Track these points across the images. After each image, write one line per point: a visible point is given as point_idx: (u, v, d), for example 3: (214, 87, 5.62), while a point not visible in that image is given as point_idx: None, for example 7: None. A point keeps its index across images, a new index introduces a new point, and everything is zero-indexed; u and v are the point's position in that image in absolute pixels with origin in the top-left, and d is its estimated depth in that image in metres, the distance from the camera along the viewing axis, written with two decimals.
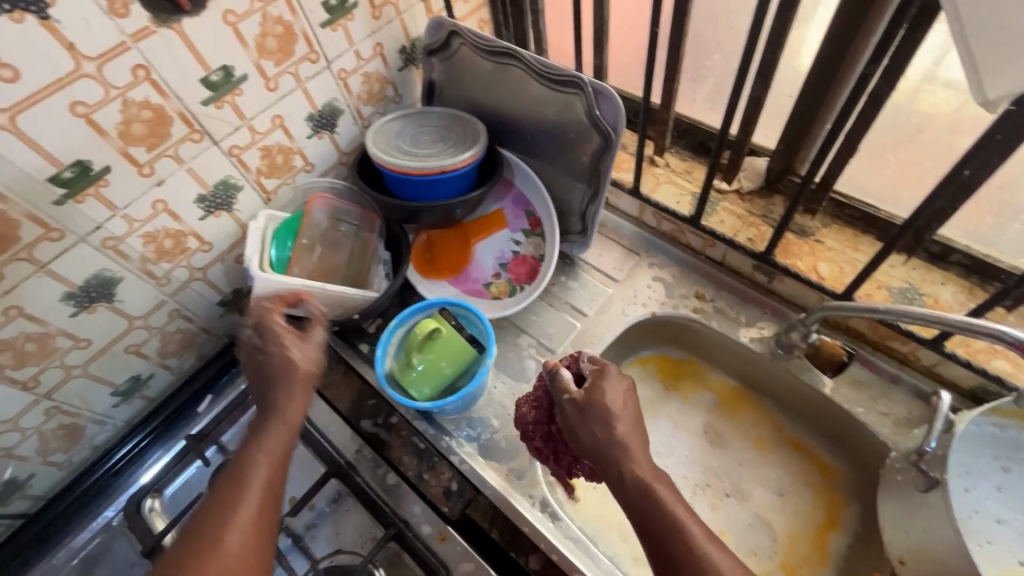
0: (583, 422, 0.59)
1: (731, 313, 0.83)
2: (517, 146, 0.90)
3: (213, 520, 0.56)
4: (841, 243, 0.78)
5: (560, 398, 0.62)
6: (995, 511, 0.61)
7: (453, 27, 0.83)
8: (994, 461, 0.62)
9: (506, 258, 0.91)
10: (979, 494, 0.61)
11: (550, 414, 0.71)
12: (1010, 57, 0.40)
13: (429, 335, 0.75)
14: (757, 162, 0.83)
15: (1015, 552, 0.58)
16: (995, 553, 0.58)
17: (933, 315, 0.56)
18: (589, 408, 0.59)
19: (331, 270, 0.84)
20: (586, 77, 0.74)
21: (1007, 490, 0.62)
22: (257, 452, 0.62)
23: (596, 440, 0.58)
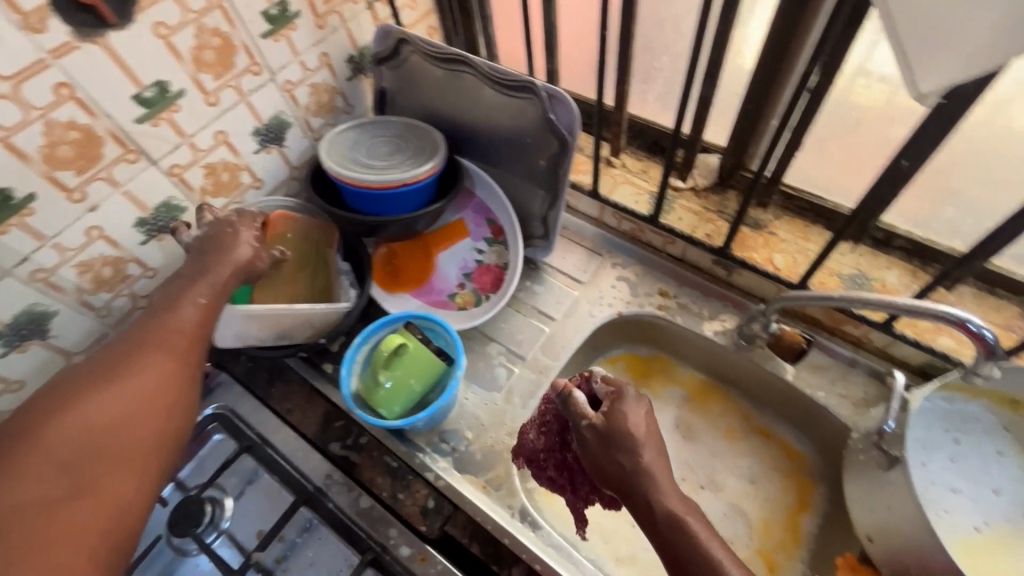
0: (604, 451, 0.57)
1: (694, 308, 0.85)
2: (474, 154, 0.89)
3: (132, 350, 0.55)
4: (793, 235, 0.80)
5: (580, 425, 0.60)
6: (950, 481, 0.64)
7: (401, 35, 0.81)
8: (946, 433, 0.66)
9: (470, 267, 0.90)
10: (934, 466, 0.64)
11: (562, 441, 0.67)
12: (941, 52, 0.42)
13: (395, 351, 0.71)
14: (709, 159, 0.85)
15: (970, 519, 0.62)
16: (950, 521, 0.61)
17: (883, 300, 0.58)
18: (610, 435, 0.57)
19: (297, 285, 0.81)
20: (540, 81, 0.74)
21: (960, 460, 0.65)
22: (183, 295, 0.61)
23: (622, 473, 0.56)
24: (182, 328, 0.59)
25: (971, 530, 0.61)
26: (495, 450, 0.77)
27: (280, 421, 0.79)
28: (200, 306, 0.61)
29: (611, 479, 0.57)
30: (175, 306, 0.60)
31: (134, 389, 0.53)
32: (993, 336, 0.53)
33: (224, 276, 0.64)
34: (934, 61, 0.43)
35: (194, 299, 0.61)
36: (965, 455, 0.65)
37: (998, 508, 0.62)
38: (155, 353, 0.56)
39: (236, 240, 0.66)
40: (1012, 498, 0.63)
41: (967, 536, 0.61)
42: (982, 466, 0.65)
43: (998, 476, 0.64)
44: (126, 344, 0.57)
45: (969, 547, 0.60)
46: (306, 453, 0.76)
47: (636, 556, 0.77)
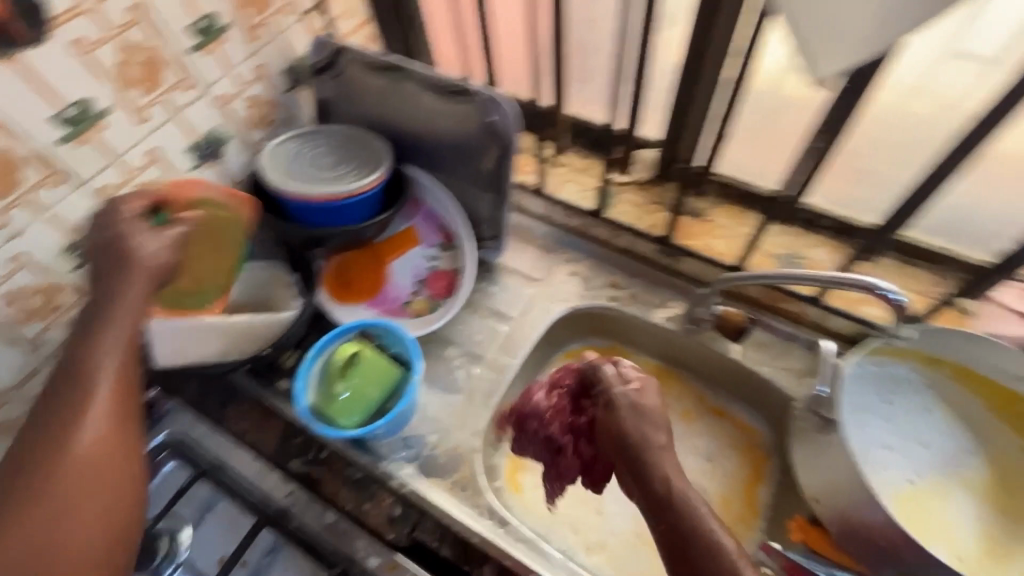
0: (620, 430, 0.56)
1: (644, 297, 0.87)
2: (419, 161, 0.90)
3: (49, 430, 0.49)
4: (729, 220, 0.85)
5: (611, 401, 0.58)
6: (884, 440, 0.68)
7: (338, 46, 0.81)
8: (880, 397, 0.70)
9: (423, 274, 0.90)
10: (870, 428, 0.69)
11: (574, 410, 0.65)
12: (836, 40, 0.47)
13: (350, 360, 0.71)
14: (647, 153, 0.88)
15: (904, 473, 0.66)
16: (884, 476, 0.66)
17: (805, 274, 0.63)
18: (631, 417, 0.56)
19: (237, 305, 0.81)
20: (478, 86, 0.76)
21: (893, 421, 0.69)
22: (89, 347, 0.53)
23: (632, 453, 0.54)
24: (103, 385, 0.52)
25: (904, 483, 0.66)
26: (459, 452, 0.77)
27: (236, 443, 0.77)
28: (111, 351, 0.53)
29: (621, 460, 0.55)
30: (87, 363, 0.52)
31: (60, 477, 0.47)
32: (900, 298, 0.59)
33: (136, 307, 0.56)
34: (832, 49, 0.48)
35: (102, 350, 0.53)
36: (901, 415, 0.69)
37: (927, 463, 0.67)
38: (76, 424, 0.49)
39: (139, 245, 0.59)
40: (942, 454, 0.68)
41: (900, 489, 0.66)
42: (916, 424, 0.69)
43: (929, 432, 0.69)
44: (43, 420, 0.50)
45: (900, 498, 0.65)
46: (264, 471, 0.74)
47: (606, 542, 0.78)
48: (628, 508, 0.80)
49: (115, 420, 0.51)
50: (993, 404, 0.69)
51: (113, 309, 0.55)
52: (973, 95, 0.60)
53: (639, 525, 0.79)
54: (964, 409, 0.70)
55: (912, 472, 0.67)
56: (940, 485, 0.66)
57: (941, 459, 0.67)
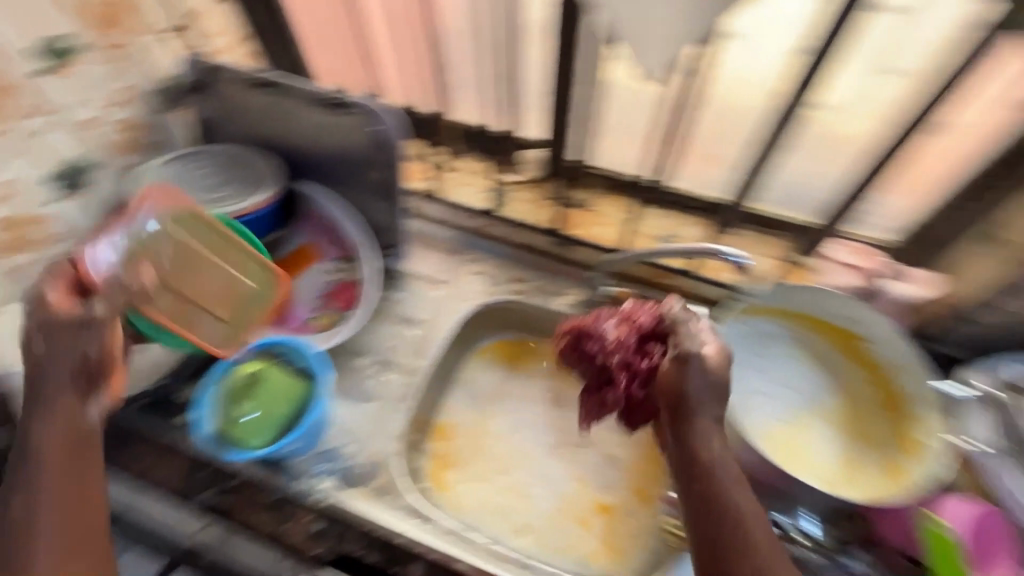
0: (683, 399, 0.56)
1: (549, 288, 0.93)
2: (311, 176, 0.89)
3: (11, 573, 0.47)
4: (610, 208, 0.93)
5: (684, 360, 0.57)
6: (758, 386, 0.77)
7: (211, 64, 0.80)
8: (754, 350, 0.78)
9: (328, 288, 0.90)
10: (747, 380, 0.77)
11: (638, 350, 0.67)
12: None
13: (256, 378, 0.72)
14: (529, 153, 0.92)
15: (773, 413, 0.75)
16: (753, 415, 0.74)
17: (664, 249, 0.72)
18: (688, 388, 0.56)
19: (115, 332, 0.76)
20: (357, 98, 0.78)
21: (764, 365, 0.78)
22: (27, 475, 0.51)
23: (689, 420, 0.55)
24: (52, 518, 0.50)
25: (769, 419, 0.75)
26: (378, 458, 0.78)
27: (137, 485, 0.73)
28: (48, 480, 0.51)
29: (680, 422, 0.56)
30: (23, 506, 0.50)
31: None
32: (738, 256, 0.68)
33: (71, 429, 0.53)
34: None
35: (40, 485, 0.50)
36: (766, 361, 0.78)
37: (786, 401, 0.77)
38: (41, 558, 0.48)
39: (62, 343, 0.54)
40: (797, 392, 0.78)
41: (766, 424, 0.74)
42: (778, 369, 0.78)
43: (788, 374, 0.78)
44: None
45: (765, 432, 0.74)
46: None
47: (532, 524, 0.81)
48: (549, 489, 0.84)
49: (73, 555, 0.49)
50: (841, 347, 0.78)
51: (43, 424, 0.53)
52: (785, 83, 0.70)
53: (560, 502, 0.83)
54: (817, 353, 0.79)
55: (775, 409, 0.76)
56: (796, 418, 0.76)
57: (796, 396, 0.77)
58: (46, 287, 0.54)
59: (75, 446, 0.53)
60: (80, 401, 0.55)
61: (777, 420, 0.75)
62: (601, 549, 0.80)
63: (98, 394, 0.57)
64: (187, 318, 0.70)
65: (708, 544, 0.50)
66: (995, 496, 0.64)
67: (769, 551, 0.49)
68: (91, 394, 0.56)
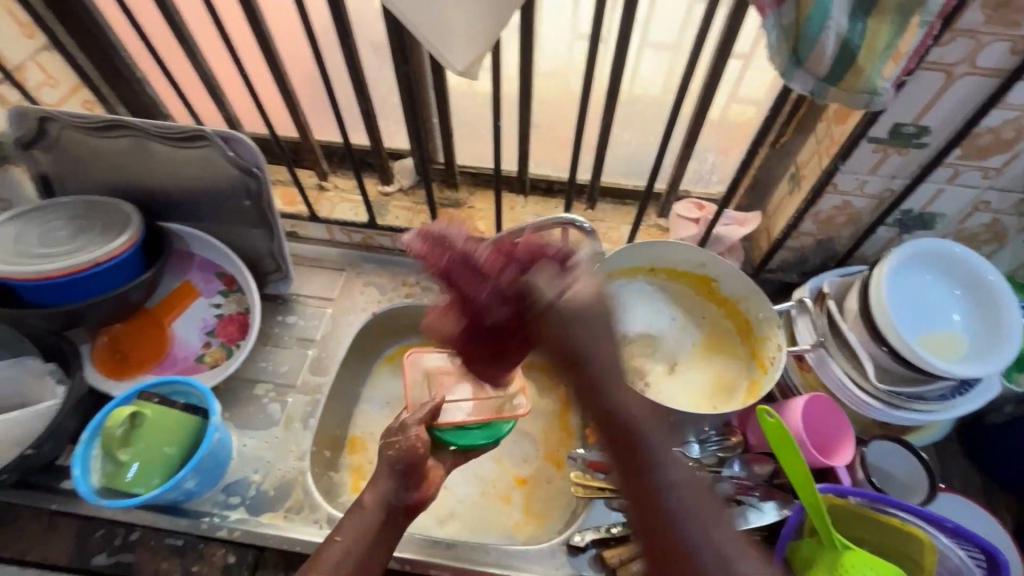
0: (570, 310, 0.53)
1: (434, 288, 0.97)
2: (178, 215, 0.88)
3: None
4: (486, 203, 0.98)
5: (525, 291, 0.56)
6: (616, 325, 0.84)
7: (41, 113, 0.76)
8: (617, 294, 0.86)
9: (211, 324, 0.89)
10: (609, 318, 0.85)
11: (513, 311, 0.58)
12: (448, 31, 0.54)
13: (129, 423, 0.66)
14: (404, 162, 0.97)
15: (636, 344, 0.84)
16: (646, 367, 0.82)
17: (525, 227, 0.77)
18: (579, 295, 0.54)
19: None
20: (210, 127, 0.76)
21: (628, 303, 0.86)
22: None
23: (587, 342, 0.52)
24: None
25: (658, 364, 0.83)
26: (287, 480, 0.78)
27: (18, 566, 0.69)
28: (366, 536, 0.62)
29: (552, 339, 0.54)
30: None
31: None
32: (590, 226, 0.76)
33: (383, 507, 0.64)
34: (450, 38, 0.55)
35: (348, 533, 0.63)
36: (644, 315, 0.86)
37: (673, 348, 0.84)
38: None
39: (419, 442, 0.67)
40: (681, 340, 0.85)
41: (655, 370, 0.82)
42: (655, 320, 0.86)
43: (666, 326, 0.86)
44: None
45: (661, 381, 0.81)
46: None
47: (455, 512, 0.84)
48: (465, 475, 0.87)
49: None
50: (698, 288, 0.87)
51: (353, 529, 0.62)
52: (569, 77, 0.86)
53: (481, 485, 0.86)
54: (680, 297, 0.88)
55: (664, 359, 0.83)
56: (685, 363, 0.84)
57: (682, 342, 0.85)
58: (411, 420, 0.69)
59: (378, 521, 0.64)
60: (400, 485, 0.66)
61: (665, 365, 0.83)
62: (523, 520, 0.84)
63: (408, 486, 0.66)
64: (494, 409, 0.77)
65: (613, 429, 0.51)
66: (825, 386, 0.74)
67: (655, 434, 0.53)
68: (406, 488, 0.66)
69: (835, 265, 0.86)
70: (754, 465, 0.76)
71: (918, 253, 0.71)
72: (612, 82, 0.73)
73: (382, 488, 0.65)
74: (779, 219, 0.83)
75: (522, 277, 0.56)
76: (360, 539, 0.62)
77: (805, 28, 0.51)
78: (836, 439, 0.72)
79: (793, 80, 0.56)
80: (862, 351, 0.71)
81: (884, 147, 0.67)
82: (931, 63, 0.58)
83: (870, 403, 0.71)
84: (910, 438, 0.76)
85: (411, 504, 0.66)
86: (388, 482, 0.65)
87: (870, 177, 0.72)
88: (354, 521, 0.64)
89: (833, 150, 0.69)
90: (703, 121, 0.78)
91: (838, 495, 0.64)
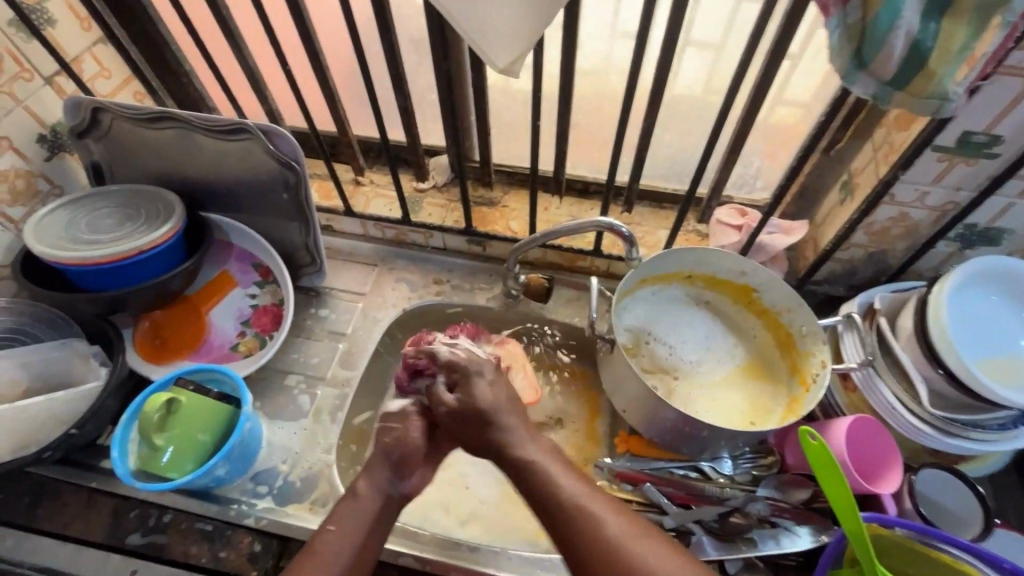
0: (464, 408, 0.64)
1: (465, 286, 0.96)
2: (219, 207, 0.90)
3: None
4: (520, 203, 0.97)
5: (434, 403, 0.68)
6: (646, 334, 0.82)
7: (94, 103, 0.78)
8: (649, 300, 0.84)
9: (246, 314, 0.90)
10: (639, 324, 0.83)
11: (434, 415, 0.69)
12: (492, 27, 0.53)
13: (165, 410, 0.68)
14: (439, 159, 0.97)
15: (667, 354, 0.81)
16: (688, 376, 0.80)
17: (561, 229, 0.76)
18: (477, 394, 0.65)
19: (12, 381, 0.75)
20: (252, 121, 0.77)
21: (660, 309, 0.84)
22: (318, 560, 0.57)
23: (476, 426, 0.63)
24: None
25: (702, 373, 0.81)
26: (314, 471, 0.79)
27: (59, 539, 0.72)
28: (362, 522, 0.61)
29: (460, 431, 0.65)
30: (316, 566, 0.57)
31: None
32: (627, 230, 0.74)
33: (380, 495, 0.63)
34: (494, 36, 0.53)
35: (349, 514, 0.61)
36: (681, 322, 0.84)
37: (715, 355, 0.82)
38: None
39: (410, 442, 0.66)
40: (715, 348, 0.83)
41: (699, 379, 0.80)
42: (693, 328, 0.84)
43: (704, 333, 0.84)
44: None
45: (701, 391, 0.79)
46: (98, 559, 0.70)
47: (477, 514, 0.83)
48: (489, 477, 0.86)
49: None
50: (738, 298, 0.84)
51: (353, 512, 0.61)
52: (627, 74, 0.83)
53: (505, 488, 0.85)
54: (715, 304, 0.85)
55: (707, 367, 0.81)
56: (730, 370, 0.81)
57: (715, 352, 0.83)
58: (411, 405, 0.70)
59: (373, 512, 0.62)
60: (393, 475, 0.65)
61: (709, 373, 0.81)
62: (546, 527, 0.82)
63: (400, 476, 0.65)
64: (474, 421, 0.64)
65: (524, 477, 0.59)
66: (872, 408, 0.70)
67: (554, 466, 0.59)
68: (400, 478, 0.65)
69: (887, 280, 0.82)
70: (791, 489, 0.72)
71: (980, 271, 0.66)
72: (658, 83, 0.71)
73: (376, 476, 0.65)
74: (828, 230, 0.79)
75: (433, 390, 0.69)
76: (356, 525, 0.60)
77: (871, 29, 0.48)
78: (884, 464, 0.68)
79: (854, 84, 0.52)
80: (915, 373, 0.67)
81: (950, 156, 0.63)
82: (1011, 68, 0.54)
83: (922, 429, 0.66)
84: (964, 468, 0.71)
85: (406, 492, 0.65)
86: (382, 470, 0.65)
87: (933, 188, 0.67)
88: (349, 510, 0.62)
89: (893, 158, 0.65)
90: (751, 125, 0.74)
91: (884, 526, 0.60)
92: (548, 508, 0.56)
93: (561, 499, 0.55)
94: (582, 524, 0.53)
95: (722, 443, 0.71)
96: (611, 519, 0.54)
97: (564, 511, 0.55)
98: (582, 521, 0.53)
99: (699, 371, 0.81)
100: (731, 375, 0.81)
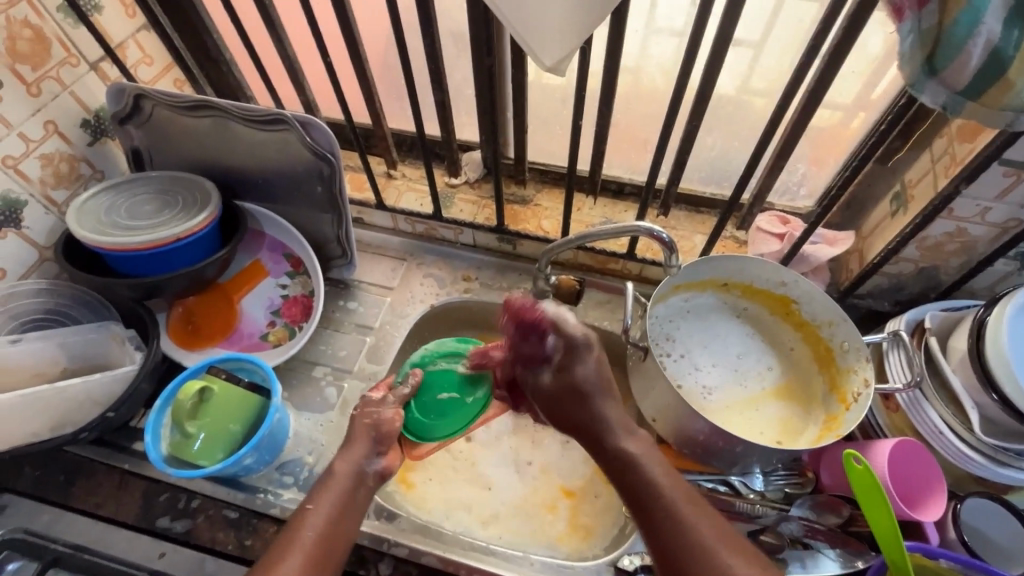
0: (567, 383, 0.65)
1: (494, 284, 0.95)
2: (254, 196, 0.91)
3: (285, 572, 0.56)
4: (553, 202, 0.95)
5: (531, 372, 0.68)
6: (668, 334, 0.80)
7: (137, 90, 0.79)
8: (682, 303, 0.82)
9: (277, 304, 0.91)
10: (665, 322, 0.81)
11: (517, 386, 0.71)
12: (540, 23, 0.51)
13: (198, 398, 0.69)
14: (472, 155, 0.96)
15: (686, 356, 0.79)
16: (712, 380, 0.78)
17: (598, 232, 0.73)
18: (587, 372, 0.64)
19: (52, 360, 0.77)
20: (290, 111, 0.77)
21: (692, 311, 0.82)
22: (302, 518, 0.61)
23: (577, 402, 0.64)
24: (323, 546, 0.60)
25: (744, 383, 0.79)
26: None
27: (91, 519, 0.74)
28: (343, 492, 0.64)
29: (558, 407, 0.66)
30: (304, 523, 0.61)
31: None
32: (667, 236, 0.71)
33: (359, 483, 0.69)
34: (542, 32, 0.51)
35: (321, 504, 0.63)
36: (715, 333, 0.82)
37: (750, 362, 0.80)
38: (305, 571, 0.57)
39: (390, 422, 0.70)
40: (743, 361, 0.80)
41: (742, 389, 0.78)
42: (724, 333, 0.82)
43: (737, 340, 0.82)
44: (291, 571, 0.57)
45: (720, 402, 0.76)
46: (131, 539, 0.72)
47: (498, 514, 0.82)
48: (512, 478, 0.85)
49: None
50: (774, 309, 0.81)
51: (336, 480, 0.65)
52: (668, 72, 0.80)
53: (527, 490, 0.84)
54: (751, 313, 0.83)
55: (753, 378, 0.79)
56: (764, 379, 0.79)
57: (743, 364, 0.80)
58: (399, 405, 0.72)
59: (349, 486, 0.65)
60: (371, 451, 0.68)
61: (754, 379, 0.79)
62: (568, 532, 0.81)
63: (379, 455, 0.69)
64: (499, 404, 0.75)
65: (623, 476, 0.62)
66: (917, 431, 0.67)
67: (654, 467, 0.61)
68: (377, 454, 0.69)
69: (937, 297, 0.78)
70: (826, 511, 0.70)
71: None
72: (704, 86, 0.69)
73: (354, 455, 0.67)
74: (876, 242, 0.75)
75: (523, 356, 0.68)
76: (336, 494, 0.64)
77: (949, 33, 0.45)
78: (928, 489, 0.65)
79: (922, 92, 0.50)
80: (966, 398, 0.64)
81: (1017, 170, 0.59)
82: None
83: (970, 457, 0.63)
84: (1011, 498, 0.68)
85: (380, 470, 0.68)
86: (361, 448, 0.68)
87: (997, 203, 0.63)
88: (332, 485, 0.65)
89: (954, 170, 0.62)
90: (801, 132, 0.71)
91: (928, 556, 0.58)
92: (648, 511, 0.59)
93: (655, 496, 0.59)
94: (682, 534, 0.56)
95: (755, 459, 0.69)
96: (738, 563, 0.54)
97: (658, 508, 0.58)
98: (680, 529, 0.56)
99: (725, 381, 0.78)
100: (770, 383, 0.79)
